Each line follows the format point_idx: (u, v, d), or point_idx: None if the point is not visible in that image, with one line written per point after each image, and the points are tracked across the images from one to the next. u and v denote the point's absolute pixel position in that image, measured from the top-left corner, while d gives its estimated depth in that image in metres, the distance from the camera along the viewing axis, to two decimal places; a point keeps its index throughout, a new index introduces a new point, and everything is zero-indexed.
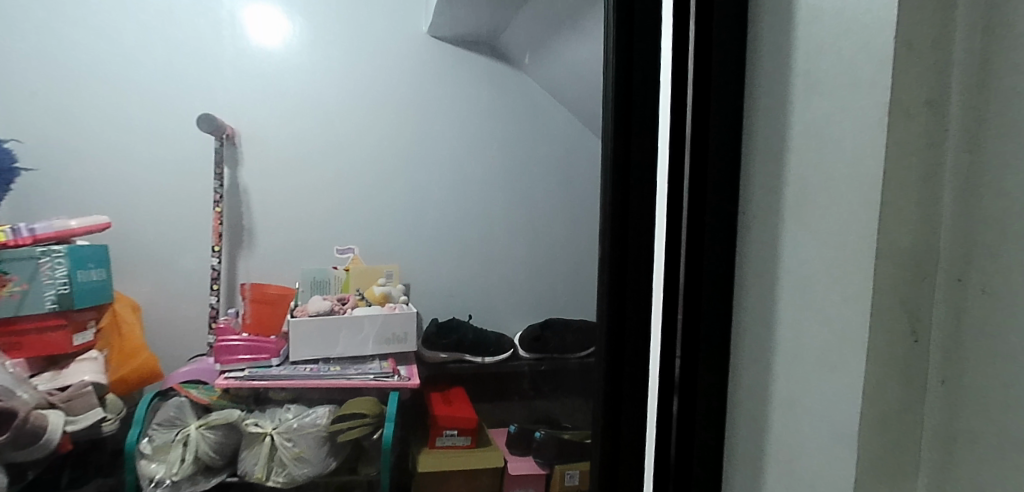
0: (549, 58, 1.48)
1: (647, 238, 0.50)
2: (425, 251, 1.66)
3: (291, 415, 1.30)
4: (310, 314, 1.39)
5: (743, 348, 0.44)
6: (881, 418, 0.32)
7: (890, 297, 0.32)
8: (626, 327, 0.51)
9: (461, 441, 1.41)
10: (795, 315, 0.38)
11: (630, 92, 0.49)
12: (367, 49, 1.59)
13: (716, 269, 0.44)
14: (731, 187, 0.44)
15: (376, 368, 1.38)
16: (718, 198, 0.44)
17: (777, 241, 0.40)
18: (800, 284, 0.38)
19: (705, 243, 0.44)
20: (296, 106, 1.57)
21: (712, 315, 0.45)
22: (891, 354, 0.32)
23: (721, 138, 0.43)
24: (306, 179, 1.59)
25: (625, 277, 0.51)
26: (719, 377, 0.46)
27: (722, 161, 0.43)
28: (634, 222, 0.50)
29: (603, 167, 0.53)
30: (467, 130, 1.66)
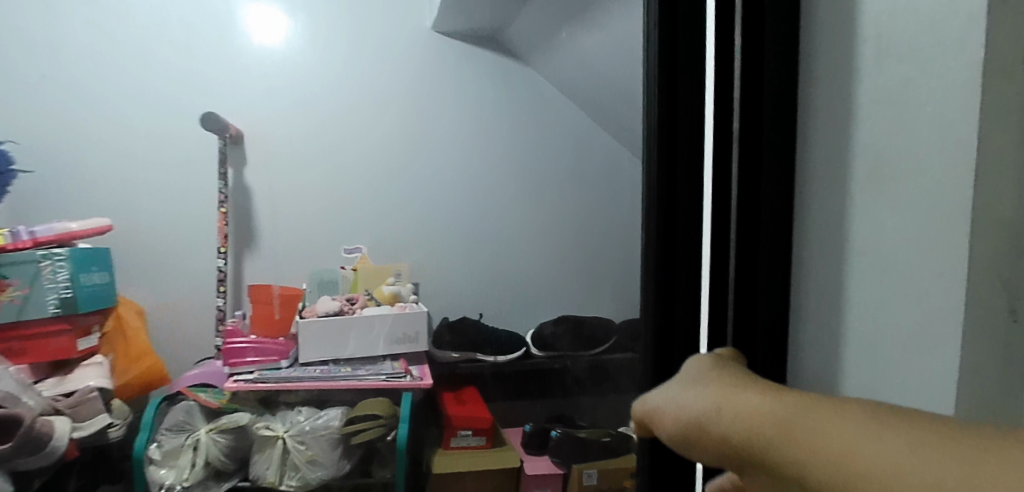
0: (556, 50, 1.45)
1: (696, 217, 0.50)
2: (434, 249, 1.63)
3: (303, 417, 1.27)
4: (319, 314, 1.37)
5: (805, 324, 0.44)
6: (978, 391, 0.31)
7: (986, 264, 0.30)
8: (675, 308, 0.51)
9: (477, 442, 1.38)
10: (881, 285, 0.39)
11: (674, 74, 0.50)
12: (369, 44, 1.56)
13: (776, 247, 0.44)
14: (788, 161, 0.43)
15: (388, 368, 1.35)
16: (775, 175, 0.43)
17: (847, 212, 0.41)
18: (886, 257, 0.38)
19: (763, 217, 0.44)
20: (299, 104, 1.54)
21: (772, 293, 0.44)
22: (987, 327, 0.30)
23: (777, 110, 0.43)
24: (310, 177, 1.56)
25: (673, 257, 0.51)
26: (780, 360, 0.45)
27: (778, 135, 0.43)
28: (682, 203, 0.50)
29: (650, 151, 0.53)
30: (472, 125, 1.63)
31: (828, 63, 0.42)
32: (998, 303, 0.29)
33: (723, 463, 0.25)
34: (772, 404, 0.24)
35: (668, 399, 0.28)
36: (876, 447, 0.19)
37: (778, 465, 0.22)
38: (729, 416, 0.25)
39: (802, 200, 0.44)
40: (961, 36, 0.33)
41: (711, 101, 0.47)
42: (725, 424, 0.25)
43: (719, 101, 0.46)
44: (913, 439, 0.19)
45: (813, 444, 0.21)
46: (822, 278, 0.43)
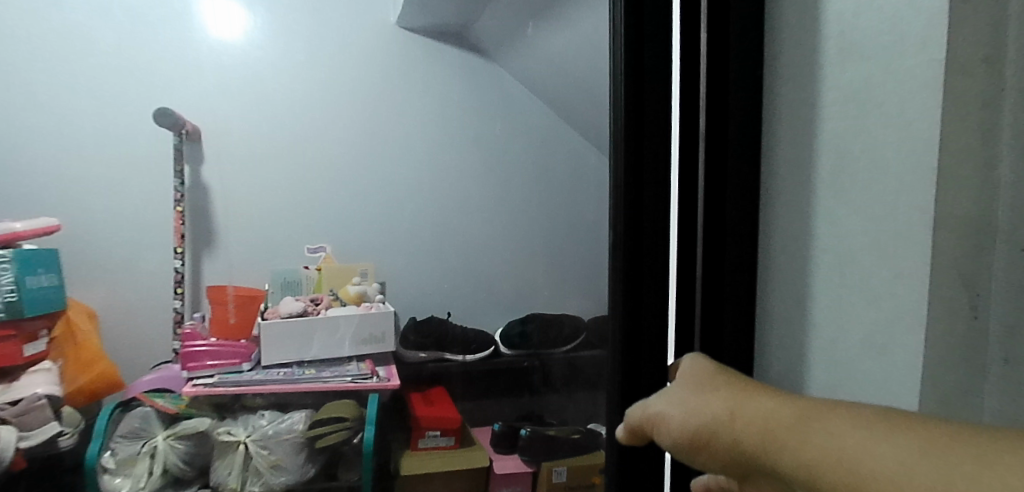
0: (522, 49, 1.45)
1: (664, 219, 0.50)
2: (400, 248, 1.61)
3: (266, 422, 1.23)
4: (281, 316, 1.34)
5: (769, 320, 0.46)
6: (938, 388, 0.32)
7: (951, 268, 0.31)
8: (643, 310, 0.51)
9: (444, 442, 1.37)
10: (840, 283, 0.40)
11: (640, 73, 0.49)
12: (332, 39, 1.53)
13: (741, 247, 0.45)
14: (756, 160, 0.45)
15: (354, 370, 1.33)
16: (740, 176, 0.45)
17: (808, 212, 0.43)
18: (845, 255, 0.40)
19: (728, 216, 0.45)
20: (258, 100, 1.49)
21: (738, 291, 0.46)
22: (949, 330, 0.31)
23: (744, 112, 0.44)
24: (272, 175, 1.52)
25: (641, 262, 0.51)
26: (746, 355, 0.46)
27: (744, 136, 0.44)
28: (649, 206, 0.50)
29: (616, 152, 0.52)
30: (438, 123, 1.62)
31: (790, 69, 0.43)
32: (960, 304, 0.30)
33: (729, 468, 0.28)
34: (780, 411, 0.26)
35: (676, 407, 0.31)
36: (864, 450, 0.22)
37: (787, 468, 0.25)
38: (740, 423, 0.27)
39: (767, 198, 0.45)
40: (923, 38, 0.34)
41: (679, 102, 0.47)
42: (737, 432, 0.27)
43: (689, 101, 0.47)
44: (909, 441, 0.21)
45: (820, 447, 0.24)
46: (787, 274, 0.44)
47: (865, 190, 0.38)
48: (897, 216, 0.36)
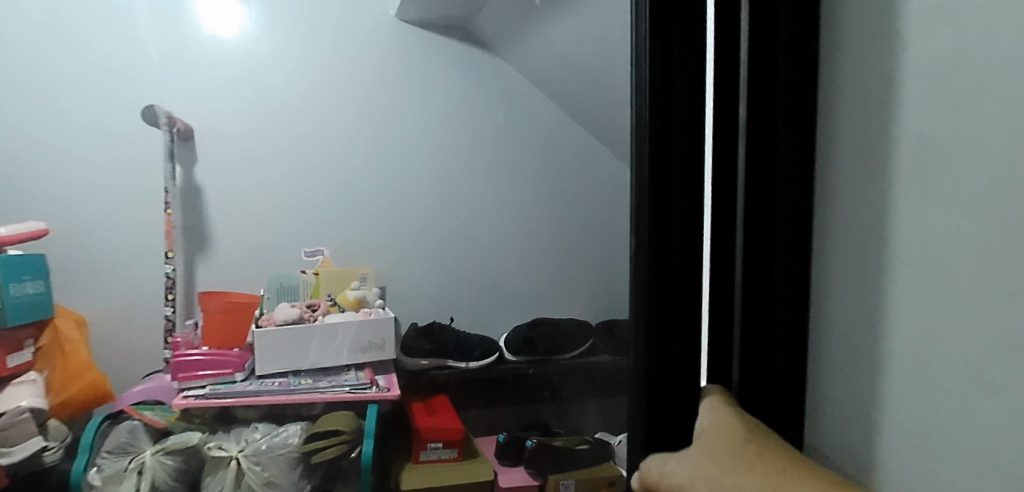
0: (528, 42, 1.39)
1: (693, 219, 0.49)
2: (400, 252, 1.55)
3: (260, 435, 1.18)
4: (276, 323, 1.27)
5: (825, 312, 0.44)
6: None
7: None
8: (671, 316, 0.50)
9: (447, 454, 1.30)
10: (914, 286, 0.37)
11: (668, 70, 0.48)
12: (329, 33, 1.47)
13: (790, 236, 0.44)
14: (799, 167, 0.43)
15: (353, 379, 1.27)
16: (789, 164, 0.43)
17: (885, 204, 0.39)
18: (921, 255, 0.37)
19: (779, 204, 0.44)
20: (252, 97, 1.44)
21: (787, 281, 0.45)
22: None
23: (795, 97, 0.43)
24: (265, 175, 1.46)
25: (668, 266, 0.50)
26: (797, 347, 0.45)
27: (795, 123, 0.43)
28: (678, 207, 0.49)
29: (640, 154, 0.51)
30: (439, 119, 1.55)
31: (857, 50, 0.40)
32: None
33: None
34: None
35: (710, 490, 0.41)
36: None
37: None
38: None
39: (822, 187, 0.44)
40: None
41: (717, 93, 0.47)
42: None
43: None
44: None
45: None
46: (846, 266, 0.42)
47: (949, 187, 0.35)
48: (989, 218, 0.32)
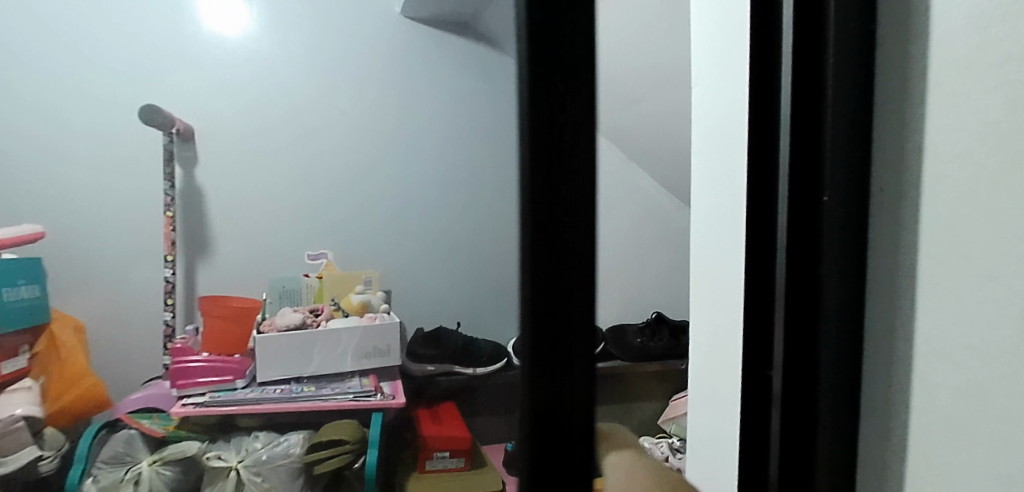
0: None
1: (586, 233, 0.34)
2: (408, 256, 1.52)
3: (260, 444, 1.14)
4: (278, 330, 1.24)
5: (887, 309, 0.32)
6: None
7: None
8: (563, 372, 0.34)
9: (454, 463, 1.27)
10: None
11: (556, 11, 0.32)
12: (335, 29, 1.43)
13: (850, 208, 0.31)
14: (853, 141, 0.31)
15: (357, 386, 1.23)
16: (847, 108, 0.30)
17: None
18: None
19: (833, 164, 0.31)
20: (255, 96, 1.40)
21: (843, 274, 0.31)
22: None
23: (855, 14, 0.30)
24: (270, 177, 1.43)
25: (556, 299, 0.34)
26: (852, 365, 0.32)
27: (851, 49, 0.30)
28: (568, 215, 0.33)
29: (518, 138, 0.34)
30: (448, 117, 1.52)
31: None
32: None
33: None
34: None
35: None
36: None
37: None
38: None
39: (890, 138, 0.31)
40: None
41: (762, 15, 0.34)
42: None
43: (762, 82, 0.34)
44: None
45: None
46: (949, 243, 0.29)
47: None
48: None
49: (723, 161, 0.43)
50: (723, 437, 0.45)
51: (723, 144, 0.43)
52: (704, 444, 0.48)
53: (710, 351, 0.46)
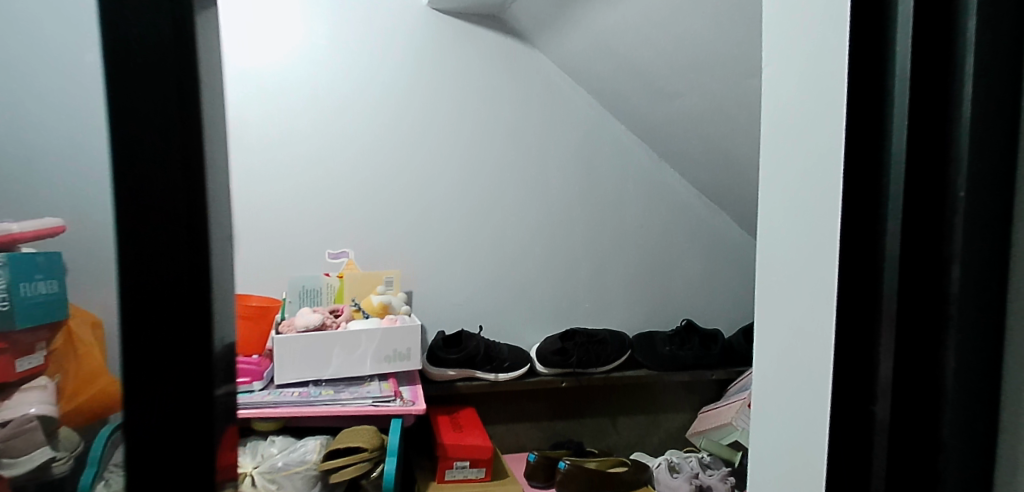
0: (565, 30, 1.31)
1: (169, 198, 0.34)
2: (430, 256, 1.48)
3: (277, 450, 1.10)
4: (297, 330, 1.19)
5: None
6: None
7: None
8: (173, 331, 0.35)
9: (474, 474, 1.22)
10: None
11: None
12: (357, 18, 1.38)
13: (993, 203, 0.27)
14: (1000, 128, 0.27)
15: (375, 391, 1.19)
16: (989, 95, 0.27)
17: None
18: None
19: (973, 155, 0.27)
20: (275, 86, 1.35)
21: (981, 276, 0.28)
22: None
23: None
24: (316, 172, 1.39)
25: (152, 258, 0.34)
26: (991, 380, 0.28)
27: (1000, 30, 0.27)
28: (160, 185, 0.34)
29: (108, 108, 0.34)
30: (473, 110, 1.47)
31: None
32: None
33: None
34: None
35: None
36: None
37: None
38: None
39: None
40: None
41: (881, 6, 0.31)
42: None
43: (876, 79, 0.32)
44: None
45: None
46: None
47: None
48: None
49: (825, 159, 0.37)
50: (799, 466, 0.40)
51: (823, 139, 0.37)
52: (784, 479, 0.42)
53: (792, 373, 0.40)
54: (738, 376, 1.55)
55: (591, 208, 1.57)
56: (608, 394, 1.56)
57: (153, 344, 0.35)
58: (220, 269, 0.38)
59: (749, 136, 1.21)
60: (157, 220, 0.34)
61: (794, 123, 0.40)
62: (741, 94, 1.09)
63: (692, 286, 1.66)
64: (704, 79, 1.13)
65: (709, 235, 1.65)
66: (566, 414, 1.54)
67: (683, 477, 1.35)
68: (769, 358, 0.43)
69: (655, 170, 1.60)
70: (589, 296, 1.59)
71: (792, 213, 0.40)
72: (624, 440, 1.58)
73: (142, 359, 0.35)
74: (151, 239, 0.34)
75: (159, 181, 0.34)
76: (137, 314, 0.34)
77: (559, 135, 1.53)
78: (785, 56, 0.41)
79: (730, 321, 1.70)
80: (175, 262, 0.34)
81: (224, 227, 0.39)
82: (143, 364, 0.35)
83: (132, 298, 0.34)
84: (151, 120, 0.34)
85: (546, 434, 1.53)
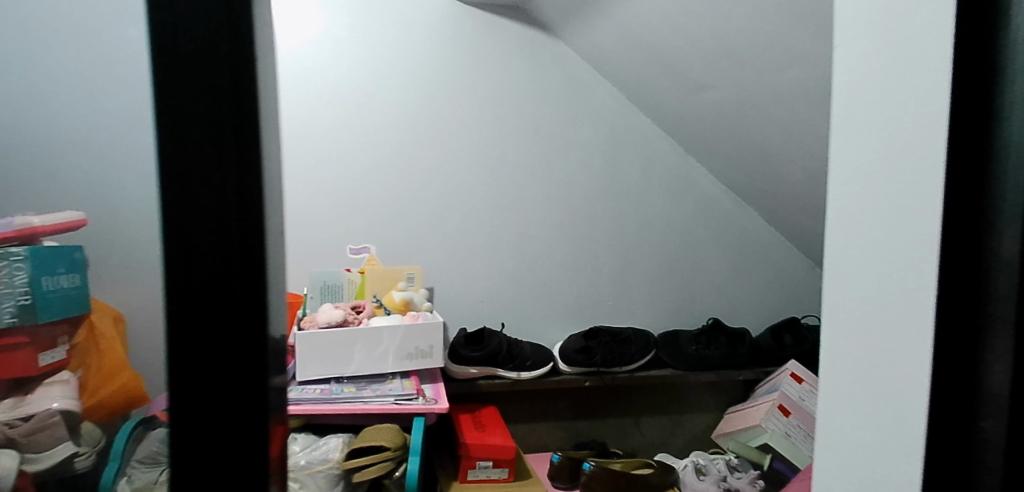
0: (591, 21, 1.28)
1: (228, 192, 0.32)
2: (452, 253, 1.45)
3: (299, 447, 1.09)
4: (319, 326, 1.18)
5: None
6: None
7: None
8: (232, 328, 0.33)
9: (497, 474, 1.20)
10: None
11: None
12: (381, 11, 1.36)
13: None
14: None
15: (398, 389, 1.17)
16: None
17: None
18: None
19: None
20: (294, 81, 1.33)
21: None
22: None
23: None
24: (336, 169, 1.37)
25: (210, 255, 0.32)
26: None
27: None
28: (217, 180, 0.32)
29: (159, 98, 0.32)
30: (496, 104, 1.44)
31: None
32: None
33: None
34: None
35: None
36: None
37: None
38: None
39: None
40: None
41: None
42: None
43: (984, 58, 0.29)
44: None
45: None
46: None
47: None
48: None
49: (914, 145, 0.33)
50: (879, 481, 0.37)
51: (909, 125, 0.34)
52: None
53: (870, 380, 0.37)
54: (766, 377, 1.51)
55: (616, 204, 1.53)
56: (631, 394, 1.52)
57: (205, 344, 0.33)
58: (273, 263, 0.36)
59: (782, 130, 1.17)
60: (207, 215, 0.32)
61: (870, 110, 0.37)
62: (776, 85, 1.05)
63: (718, 284, 1.62)
64: (738, 69, 1.09)
65: (736, 232, 1.61)
66: (589, 413, 1.51)
67: (710, 480, 1.31)
68: (837, 364, 0.40)
69: (681, 165, 1.56)
70: (612, 294, 1.55)
71: (873, 207, 0.37)
72: (648, 442, 1.54)
73: (191, 356, 0.33)
74: (205, 235, 0.32)
75: (211, 175, 0.32)
76: (188, 308, 0.32)
77: (584, 129, 1.49)
78: (862, 37, 0.38)
79: (758, 321, 1.66)
80: (229, 254, 0.32)
81: (273, 219, 0.36)
82: (192, 359, 0.33)
83: (183, 292, 0.32)
84: (201, 104, 0.32)
85: (569, 434, 1.50)
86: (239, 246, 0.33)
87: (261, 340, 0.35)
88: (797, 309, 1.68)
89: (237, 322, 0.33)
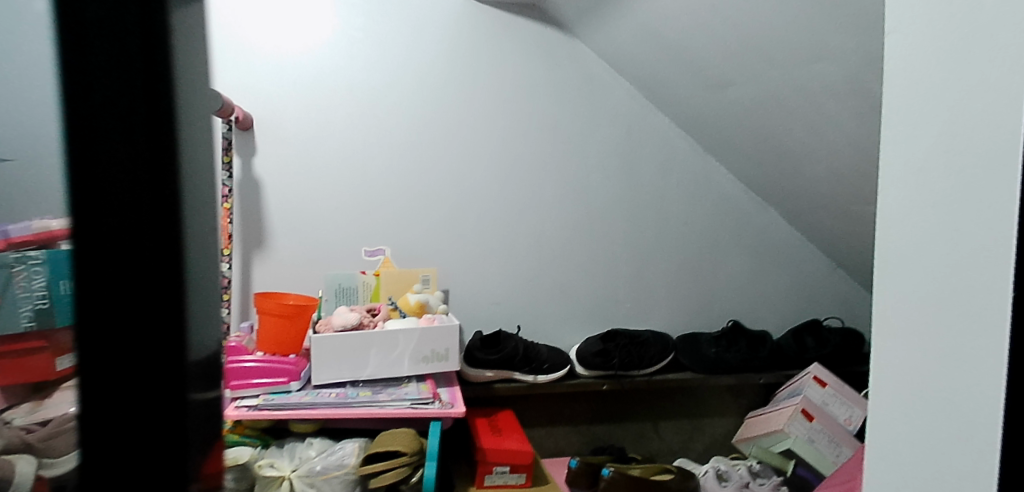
0: (608, 18, 1.26)
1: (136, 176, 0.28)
2: (467, 255, 1.44)
3: (314, 452, 1.08)
4: (335, 330, 1.16)
5: None
6: None
7: None
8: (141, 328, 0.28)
9: (514, 480, 1.18)
10: None
11: None
12: (395, 11, 1.35)
13: None
14: None
15: (413, 393, 1.15)
16: None
17: None
18: None
19: None
20: (308, 83, 1.33)
21: None
22: None
23: None
24: (351, 171, 1.36)
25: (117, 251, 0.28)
26: None
27: None
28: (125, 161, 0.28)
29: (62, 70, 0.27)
30: (511, 104, 1.42)
31: None
32: None
33: None
34: None
35: None
36: None
37: None
38: None
39: None
40: None
41: None
42: None
43: None
44: None
45: None
46: None
47: None
48: None
49: (998, 149, 0.32)
50: None
51: (995, 125, 0.32)
52: None
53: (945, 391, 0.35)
54: (788, 381, 1.48)
55: (633, 205, 1.51)
56: (649, 398, 1.50)
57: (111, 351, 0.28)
58: (204, 259, 0.32)
59: (806, 127, 1.14)
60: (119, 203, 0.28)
61: (945, 110, 0.35)
62: (801, 81, 1.02)
63: (738, 286, 1.58)
64: (762, 65, 1.06)
65: (756, 232, 1.57)
66: (606, 417, 1.48)
67: (732, 486, 1.29)
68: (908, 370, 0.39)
69: (701, 164, 1.53)
70: (630, 297, 1.53)
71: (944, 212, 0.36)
72: (667, 446, 1.52)
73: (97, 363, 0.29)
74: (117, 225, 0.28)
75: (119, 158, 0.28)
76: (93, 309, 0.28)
77: (600, 128, 1.47)
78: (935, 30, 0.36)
79: (779, 323, 1.62)
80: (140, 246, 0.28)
81: (206, 206, 0.32)
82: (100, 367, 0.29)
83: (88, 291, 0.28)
84: (103, 73, 0.27)
85: (586, 438, 1.48)
86: (151, 247, 0.28)
87: (178, 354, 0.30)
88: (819, 311, 1.64)
89: (147, 331, 0.29)
